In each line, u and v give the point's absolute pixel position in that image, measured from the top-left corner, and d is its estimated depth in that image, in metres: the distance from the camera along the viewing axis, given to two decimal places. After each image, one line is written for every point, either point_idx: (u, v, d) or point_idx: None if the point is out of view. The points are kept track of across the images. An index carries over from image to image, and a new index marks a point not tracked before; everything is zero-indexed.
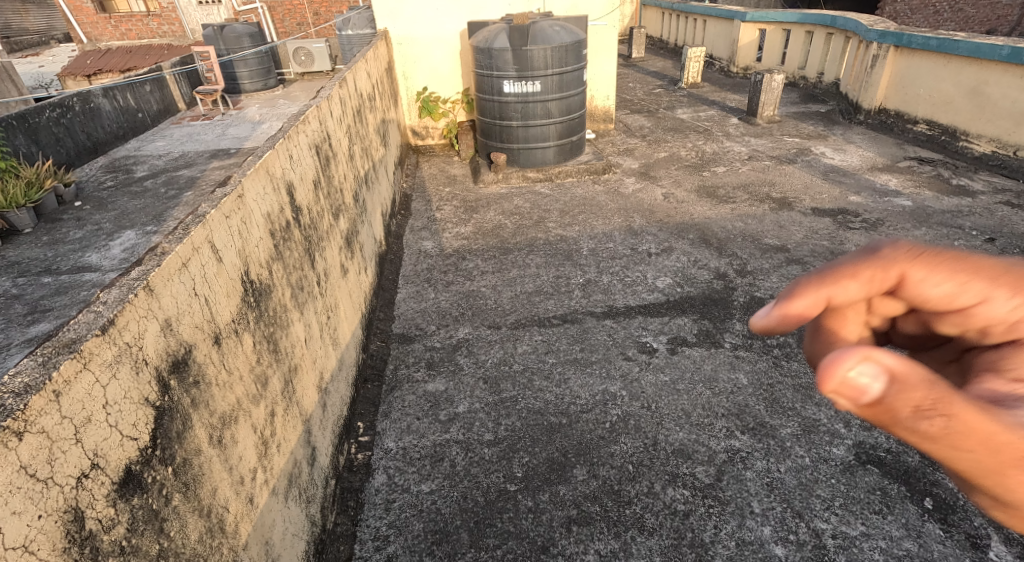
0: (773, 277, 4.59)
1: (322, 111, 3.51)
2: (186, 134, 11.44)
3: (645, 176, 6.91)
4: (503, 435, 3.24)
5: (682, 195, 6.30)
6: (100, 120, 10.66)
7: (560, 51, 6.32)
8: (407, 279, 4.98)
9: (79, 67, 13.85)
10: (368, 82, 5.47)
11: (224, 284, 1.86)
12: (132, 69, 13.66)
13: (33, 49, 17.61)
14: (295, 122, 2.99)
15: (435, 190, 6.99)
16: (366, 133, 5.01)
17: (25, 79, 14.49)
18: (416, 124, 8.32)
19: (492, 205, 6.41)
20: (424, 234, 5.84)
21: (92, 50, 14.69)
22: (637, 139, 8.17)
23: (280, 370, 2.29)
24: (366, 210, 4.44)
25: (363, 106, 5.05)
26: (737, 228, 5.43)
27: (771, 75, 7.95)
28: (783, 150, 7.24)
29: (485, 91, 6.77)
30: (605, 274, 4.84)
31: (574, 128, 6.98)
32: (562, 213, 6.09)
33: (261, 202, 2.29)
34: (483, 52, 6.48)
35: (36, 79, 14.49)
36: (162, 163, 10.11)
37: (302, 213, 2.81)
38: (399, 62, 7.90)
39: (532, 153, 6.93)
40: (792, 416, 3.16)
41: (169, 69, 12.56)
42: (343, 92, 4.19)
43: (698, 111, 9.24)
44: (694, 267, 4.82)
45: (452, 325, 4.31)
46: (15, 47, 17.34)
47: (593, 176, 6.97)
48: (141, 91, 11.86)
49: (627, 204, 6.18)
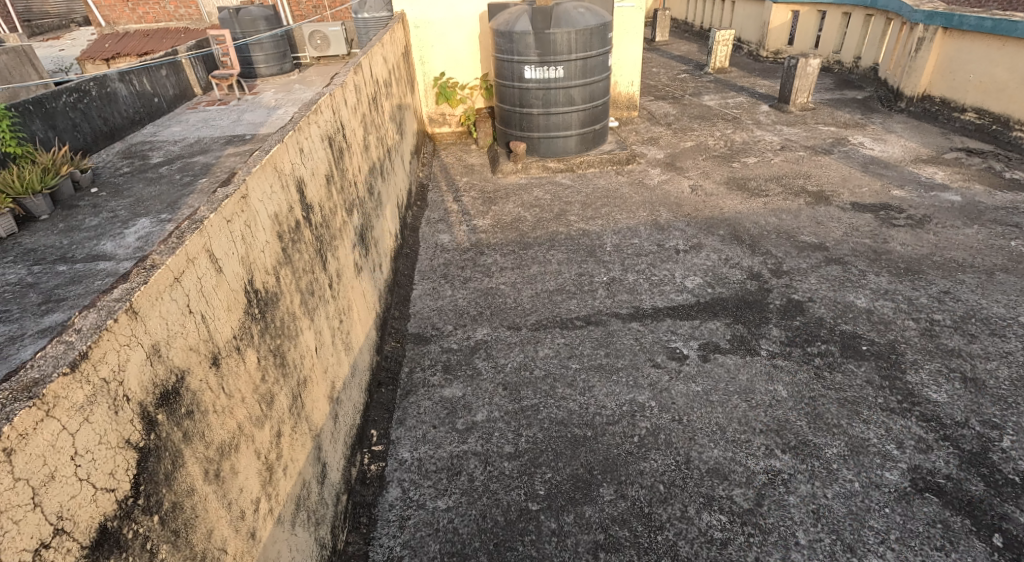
0: (811, 277, 4.33)
1: (336, 99, 3.30)
2: (201, 120, 11.33)
3: (671, 167, 6.62)
4: (524, 448, 3.05)
5: (711, 187, 6.02)
6: (117, 105, 10.58)
7: (585, 34, 6.04)
8: (423, 275, 4.80)
9: (97, 50, 13.83)
10: (384, 67, 5.25)
11: (224, 297, 1.66)
12: (149, 52, 13.57)
13: (53, 32, 17.64)
14: (306, 113, 2.77)
15: (453, 180, 6.77)
16: (382, 122, 4.80)
17: (45, 62, 14.52)
18: (433, 111, 8.08)
19: (511, 196, 6.18)
20: (441, 226, 5.65)
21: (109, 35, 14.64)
22: (662, 127, 7.86)
23: (288, 386, 2.10)
24: (381, 204, 4.25)
25: (380, 93, 4.84)
26: (770, 224, 5.16)
27: (806, 60, 7.57)
28: (818, 140, 6.89)
29: (505, 76, 6.50)
30: (631, 272, 4.61)
31: (597, 116, 6.69)
32: (585, 206, 5.86)
33: (269, 200, 2.09)
34: (503, 35, 6.20)
35: (56, 63, 14.51)
36: (178, 149, 10.01)
37: (314, 210, 2.60)
38: (416, 47, 7.67)
39: (553, 142, 6.67)
40: (838, 435, 2.93)
41: (185, 53, 12.45)
42: (358, 80, 3.99)
43: (726, 98, 8.88)
44: (725, 266, 4.58)
45: (469, 325, 4.11)
46: (37, 30, 17.46)
47: (616, 167, 6.69)
48: (157, 75, 11.76)
49: (654, 196, 5.92)
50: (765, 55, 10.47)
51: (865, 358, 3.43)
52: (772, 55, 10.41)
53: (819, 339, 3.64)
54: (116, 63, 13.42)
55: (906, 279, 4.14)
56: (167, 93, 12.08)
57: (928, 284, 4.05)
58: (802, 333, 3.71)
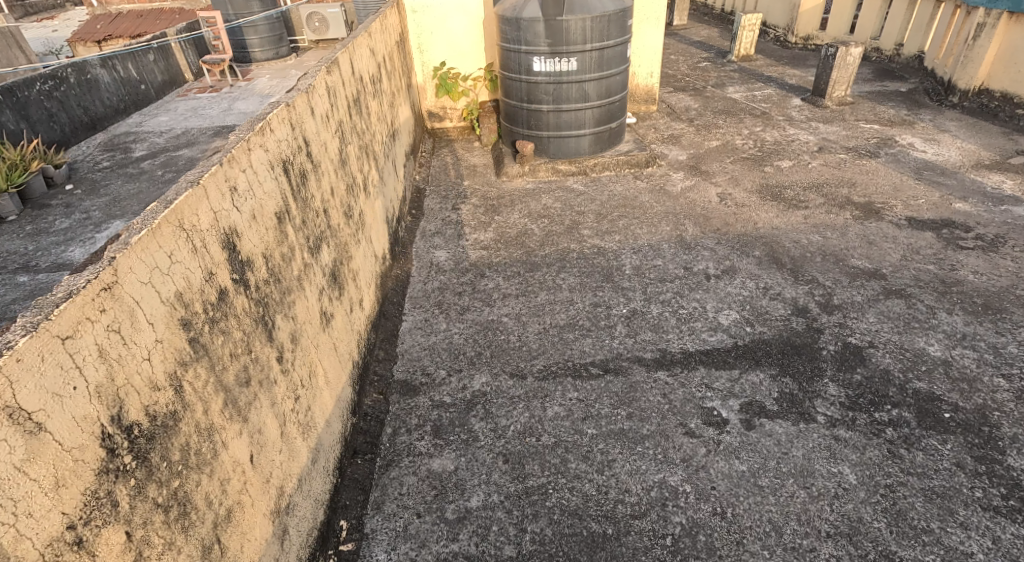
0: (869, 314, 3.67)
1: (297, 108, 2.63)
2: (189, 108, 10.67)
3: (696, 171, 5.96)
4: (529, 551, 2.46)
5: (742, 196, 5.35)
6: (99, 93, 9.93)
7: (601, 22, 5.34)
8: (414, 303, 4.19)
9: (89, 32, 13.25)
10: (372, 59, 4.55)
11: (48, 470, 1.13)
12: (140, 34, 12.92)
13: (44, 14, 16.99)
14: (249, 131, 2.11)
15: (452, 184, 6.13)
16: (368, 126, 4.14)
17: (35, 45, 14.02)
18: (433, 105, 7.40)
19: (516, 204, 5.56)
20: (438, 241, 5.03)
21: (99, 17, 14.04)
22: (684, 124, 7.17)
23: (195, 541, 1.49)
24: (362, 226, 3.62)
25: (365, 92, 4.17)
26: (813, 243, 4.51)
27: (846, 50, 6.82)
28: (860, 140, 6.19)
29: (511, 68, 5.79)
30: (655, 303, 3.99)
31: (614, 113, 5.99)
32: (601, 217, 5.23)
33: (161, 278, 1.45)
34: (509, 22, 5.49)
35: (47, 45, 13.99)
36: (162, 141, 9.38)
37: (250, 264, 1.95)
38: (414, 34, 6.96)
39: (564, 142, 5.99)
40: (929, 547, 2.32)
41: (175, 36, 11.79)
42: (334, 80, 3.32)
43: (751, 90, 8.14)
44: (764, 297, 3.94)
45: (466, 371, 3.50)
46: (31, 10, 16.94)
47: (634, 170, 6.03)
48: (143, 60, 11.10)
49: (677, 207, 5.29)
50: (793, 40, 9.69)
51: (950, 430, 2.78)
52: (801, 41, 9.61)
53: (889, 401, 2.99)
54: (104, 46, 12.74)
55: (986, 320, 3.48)
56: (155, 79, 11.40)
57: (1015, 328, 3.40)
58: (867, 393, 3.05)
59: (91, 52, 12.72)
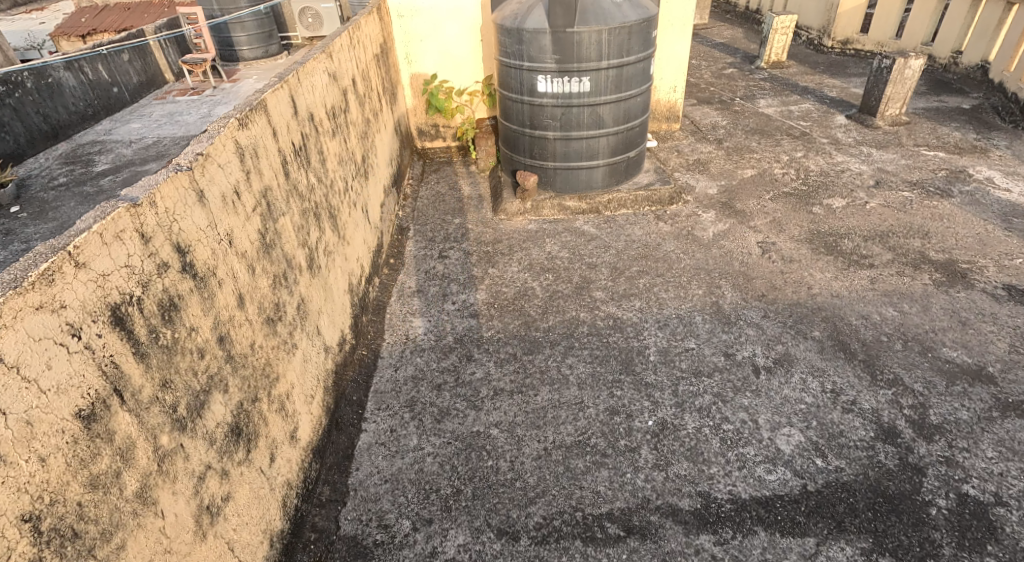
0: (985, 445, 2.71)
1: (164, 201, 1.69)
2: (164, 114, 9.71)
3: (728, 209, 5.09)
4: None
5: (788, 247, 4.44)
6: (62, 98, 8.95)
7: (621, 35, 4.39)
8: (378, 403, 3.27)
9: (73, 25, 12.43)
10: (332, 84, 3.59)
11: None
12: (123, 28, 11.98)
13: (35, 6, 16.19)
14: (6, 290, 1.24)
15: (440, 224, 5.24)
16: (321, 175, 3.19)
17: (16, 39, 13.19)
18: (424, 121, 6.48)
19: (516, 252, 4.74)
20: (418, 304, 4.15)
21: (83, 11, 13.13)
22: (711, 146, 6.29)
23: None
24: (301, 322, 2.69)
25: (318, 132, 3.22)
26: (889, 321, 3.52)
27: (904, 62, 5.84)
28: (925, 172, 5.22)
29: (511, 86, 4.84)
30: (689, 412, 3.05)
31: (632, 140, 5.07)
32: (617, 273, 4.36)
33: None
34: (509, 33, 4.55)
35: (28, 39, 13.17)
36: (130, 153, 8.42)
37: None
38: (400, 42, 6.00)
39: (573, 174, 5.10)
40: None
41: (152, 34, 10.78)
42: (255, 133, 2.36)
43: (786, 105, 7.20)
44: (835, 408, 2.96)
45: (438, 525, 2.59)
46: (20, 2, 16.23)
47: (656, 208, 5.19)
48: (117, 60, 10.12)
49: (709, 259, 4.42)
50: (829, 44, 8.77)
51: None
52: (839, 44, 8.69)
53: None
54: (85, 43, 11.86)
55: None
56: (130, 81, 10.42)
57: None
58: None
59: (74, 48, 11.87)
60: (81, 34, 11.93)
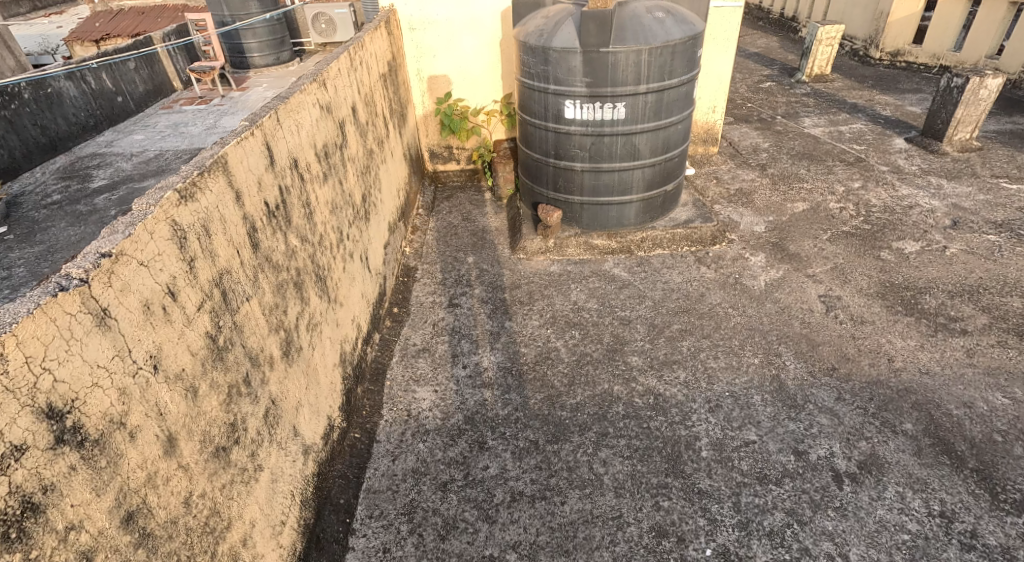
0: None
1: (20, 350, 1.17)
2: (169, 123, 8.38)
3: (778, 250, 4.46)
4: None
5: (856, 303, 3.79)
6: (63, 108, 7.65)
7: (662, 55, 3.78)
8: (371, 508, 2.70)
9: (87, 31, 11.98)
10: (324, 116, 3.01)
11: None
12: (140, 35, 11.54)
13: (55, 8, 15.58)
14: None
15: (452, 264, 4.65)
16: (306, 233, 2.61)
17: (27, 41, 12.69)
18: (436, 142, 5.92)
19: (537, 301, 4.15)
20: (423, 368, 3.57)
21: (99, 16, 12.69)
22: (754, 173, 5.63)
23: None
24: (269, 433, 2.10)
25: (303, 179, 2.64)
26: (1001, 414, 2.88)
27: (981, 82, 5.17)
28: (1012, 211, 4.56)
29: (533, 111, 4.26)
30: (756, 538, 2.48)
31: (670, 172, 4.45)
32: (655, 332, 3.75)
33: None
34: (532, 52, 3.97)
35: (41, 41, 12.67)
36: (131, 168, 7.14)
37: None
38: (410, 56, 5.44)
39: (602, 210, 4.50)
40: None
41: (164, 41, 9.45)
42: (206, 204, 1.79)
43: (835, 124, 6.53)
44: (948, 546, 2.38)
45: None
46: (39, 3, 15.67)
47: (696, 248, 4.57)
48: (122, 68, 8.75)
49: (764, 317, 3.79)
50: (878, 56, 8.08)
51: None
52: (888, 56, 8.00)
53: None
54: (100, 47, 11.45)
55: None
56: (135, 90, 9.02)
57: None
58: None
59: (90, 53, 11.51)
60: (94, 39, 11.55)
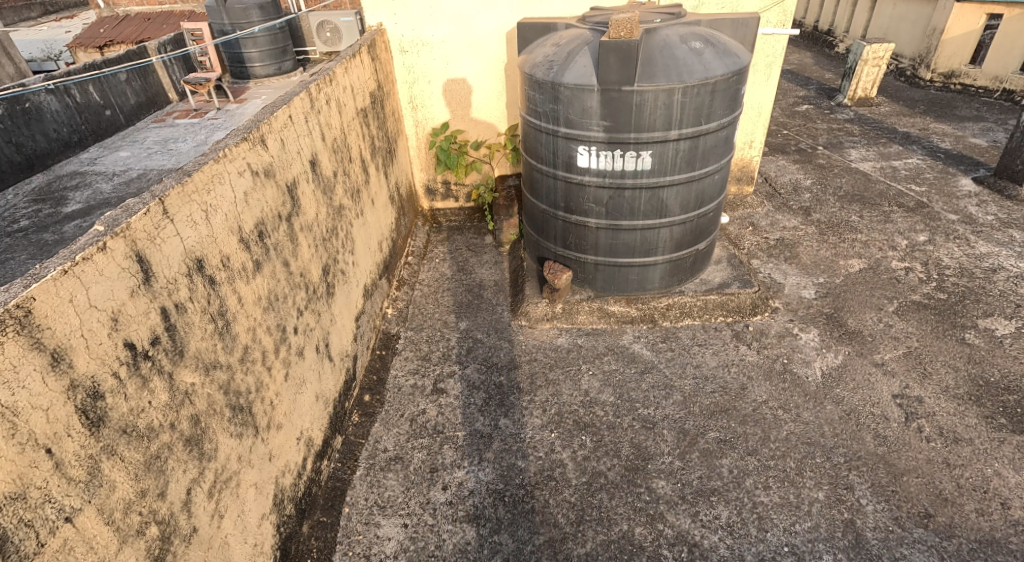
0: None
1: None
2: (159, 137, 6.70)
3: (835, 325, 3.67)
4: None
5: (944, 411, 2.98)
6: (43, 123, 6.02)
7: (699, 96, 3.03)
8: None
9: (91, 37, 10.25)
10: (259, 182, 2.26)
11: None
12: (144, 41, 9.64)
13: (63, 15, 14.47)
14: None
15: (440, 332, 3.90)
16: (215, 359, 1.89)
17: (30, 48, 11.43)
18: (431, 177, 5.21)
19: (540, 388, 3.38)
20: (394, 488, 2.82)
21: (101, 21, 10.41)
22: (797, 219, 4.82)
23: None
24: None
25: (215, 285, 1.91)
26: None
27: None
28: None
29: (539, 155, 3.52)
30: None
31: (702, 230, 3.69)
32: (686, 443, 2.96)
33: None
34: (538, 86, 3.23)
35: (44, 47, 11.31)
36: (116, 188, 5.50)
37: None
38: (402, 81, 4.72)
39: (622, 274, 3.75)
40: None
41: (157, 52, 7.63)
42: None
43: (887, 158, 5.71)
44: None
45: None
46: (49, 8, 14.65)
47: (732, 318, 3.78)
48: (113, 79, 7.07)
49: (826, 425, 2.97)
50: (928, 77, 7.25)
51: None
52: (940, 77, 7.16)
53: None
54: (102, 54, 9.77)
55: None
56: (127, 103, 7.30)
57: None
58: None
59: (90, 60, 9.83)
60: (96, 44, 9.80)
